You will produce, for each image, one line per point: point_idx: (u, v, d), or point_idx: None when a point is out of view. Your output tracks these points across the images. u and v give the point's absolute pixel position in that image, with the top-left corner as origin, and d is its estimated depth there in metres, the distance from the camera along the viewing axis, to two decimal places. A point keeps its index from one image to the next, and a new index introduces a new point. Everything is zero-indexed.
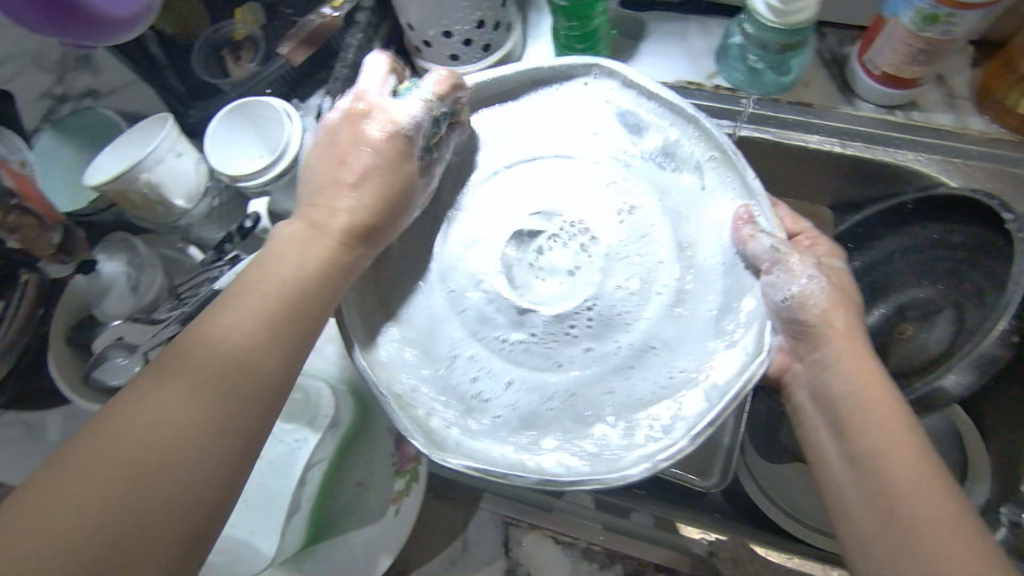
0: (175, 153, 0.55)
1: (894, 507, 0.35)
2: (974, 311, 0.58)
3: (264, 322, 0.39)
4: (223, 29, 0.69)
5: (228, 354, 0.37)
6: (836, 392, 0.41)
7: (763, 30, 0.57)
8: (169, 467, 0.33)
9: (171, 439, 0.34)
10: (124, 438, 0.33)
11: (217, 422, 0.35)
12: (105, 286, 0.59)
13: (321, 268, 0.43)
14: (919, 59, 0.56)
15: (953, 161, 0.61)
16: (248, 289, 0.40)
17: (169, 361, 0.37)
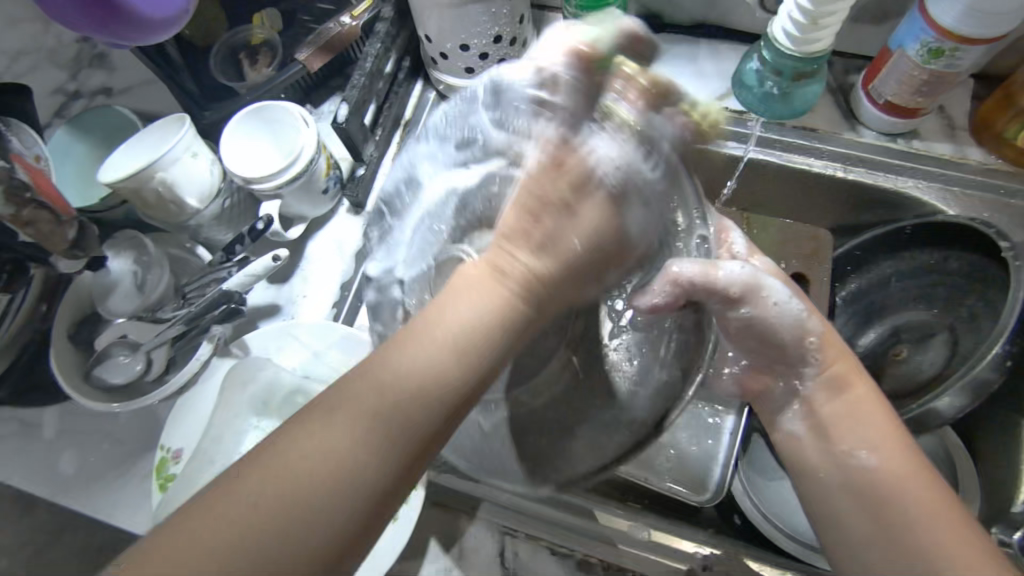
0: (191, 153, 0.55)
1: (892, 517, 0.39)
2: (966, 334, 0.60)
3: (435, 380, 0.34)
4: (241, 33, 0.71)
5: (394, 411, 0.34)
6: (823, 400, 0.44)
7: (781, 57, 0.60)
8: (326, 529, 0.32)
9: (297, 489, 0.32)
10: (293, 473, 0.32)
11: (367, 482, 0.33)
12: (111, 283, 0.59)
13: (490, 314, 0.35)
14: (923, 91, 0.58)
15: (951, 189, 0.63)
16: (430, 333, 0.35)
17: (346, 393, 0.34)
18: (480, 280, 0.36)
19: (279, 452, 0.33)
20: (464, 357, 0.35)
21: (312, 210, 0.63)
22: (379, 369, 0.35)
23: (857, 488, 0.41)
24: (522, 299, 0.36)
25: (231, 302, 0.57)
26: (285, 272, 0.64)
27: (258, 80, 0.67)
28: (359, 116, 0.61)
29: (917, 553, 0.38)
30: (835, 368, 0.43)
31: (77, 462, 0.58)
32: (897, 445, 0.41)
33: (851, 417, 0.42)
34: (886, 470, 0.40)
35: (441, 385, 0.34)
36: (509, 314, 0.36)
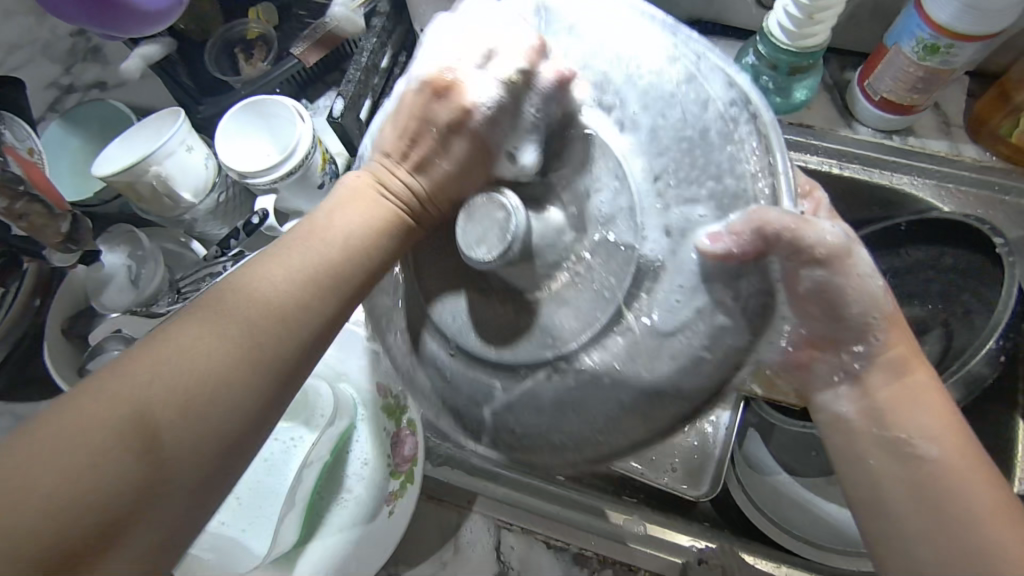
0: (186, 147, 0.55)
1: (952, 514, 0.35)
2: (962, 330, 0.60)
3: (306, 293, 0.35)
4: (236, 26, 0.70)
5: (268, 322, 0.33)
6: (880, 382, 0.38)
7: (778, 53, 0.59)
8: (199, 443, 0.31)
9: (176, 386, 0.31)
10: (151, 393, 0.31)
11: (238, 393, 0.32)
12: (106, 278, 0.58)
13: (375, 223, 0.38)
14: (919, 87, 0.58)
15: (946, 186, 0.63)
16: (296, 249, 0.36)
17: (215, 306, 0.33)
18: (359, 189, 0.39)
19: (158, 351, 0.32)
20: (347, 254, 0.37)
21: (307, 205, 0.62)
22: (248, 286, 0.34)
23: (915, 482, 0.36)
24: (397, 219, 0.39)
25: None
26: None
27: (253, 74, 0.67)
28: (356, 110, 0.61)
29: (977, 558, 0.34)
30: (896, 351, 0.38)
31: None
32: (955, 438, 0.36)
33: (909, 406, 0.37)
34: (948, 464, 0.36)
35: (308, 307, 0.35)
36: (391, 228, 0.38)
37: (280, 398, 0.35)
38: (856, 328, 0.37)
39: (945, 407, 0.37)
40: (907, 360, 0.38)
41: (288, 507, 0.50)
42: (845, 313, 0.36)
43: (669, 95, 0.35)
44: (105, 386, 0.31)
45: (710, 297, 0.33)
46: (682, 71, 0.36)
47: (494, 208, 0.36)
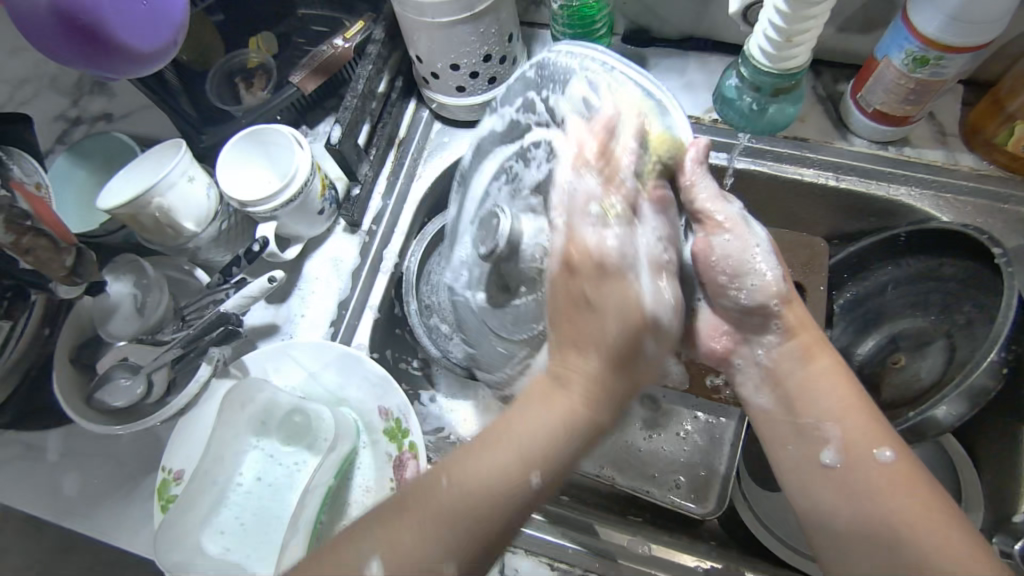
0: (187, 178, 0.56)
1: (870, 507, 0.41)
2: (964, 342, 0.59)
3: (514, 473, 0.39)
4: (237, 57, 0.73)
5: (483, 496, 0.39)
6: (788, 369, 0.46)
7: (758, 74, 0.61)
8: (479, 524, 0.38)
9: (454, 509, 0.38)
10: (450, 497, 0.39)
11: (501, 501, 0.39)
12: (112, 306, 0.59)
13: (580, 417, 0.40)
14: (910, 98, 0.58)
15: (944, 196, 0.63)
16: (522, 424, 0.40)
17: (451, 475, 0.40)
18: (566, 362, 0.42)
19: (435, 486, 0.40)
20: (565, 438, 0.40)
21: (308, 231, 0.63)
22: (464, 465, 0.40)
23: (833, 477, 0.43)
24: (603, 389, 0.41)
25: (229, 323, 0.57)
26: (283, 292, 0.64)
27: (254, 103, 0.69)
28: (353, 136, 0.63)
29: (893, 535, 0.39)
30: (800, 339, 0.46)
31: (81, 483, 0.58)
32: (862, 417, 0.43)
33: (813, 390, 0.45)
34: (847, 446, 0.43)
35: (516, 485, 0.39)
36: (586, 412, 0.40)
37: (532, 498, 0.40)
38: (763, 309, 0.46)
39: (859, 398, 0.44)
40: (812, 348, 0.46)
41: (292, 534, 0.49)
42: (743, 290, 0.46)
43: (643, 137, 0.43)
44: (418, 489, 0.40)
45: (635, 286, 0.40)
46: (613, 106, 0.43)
47: (488, 224, 0.48)
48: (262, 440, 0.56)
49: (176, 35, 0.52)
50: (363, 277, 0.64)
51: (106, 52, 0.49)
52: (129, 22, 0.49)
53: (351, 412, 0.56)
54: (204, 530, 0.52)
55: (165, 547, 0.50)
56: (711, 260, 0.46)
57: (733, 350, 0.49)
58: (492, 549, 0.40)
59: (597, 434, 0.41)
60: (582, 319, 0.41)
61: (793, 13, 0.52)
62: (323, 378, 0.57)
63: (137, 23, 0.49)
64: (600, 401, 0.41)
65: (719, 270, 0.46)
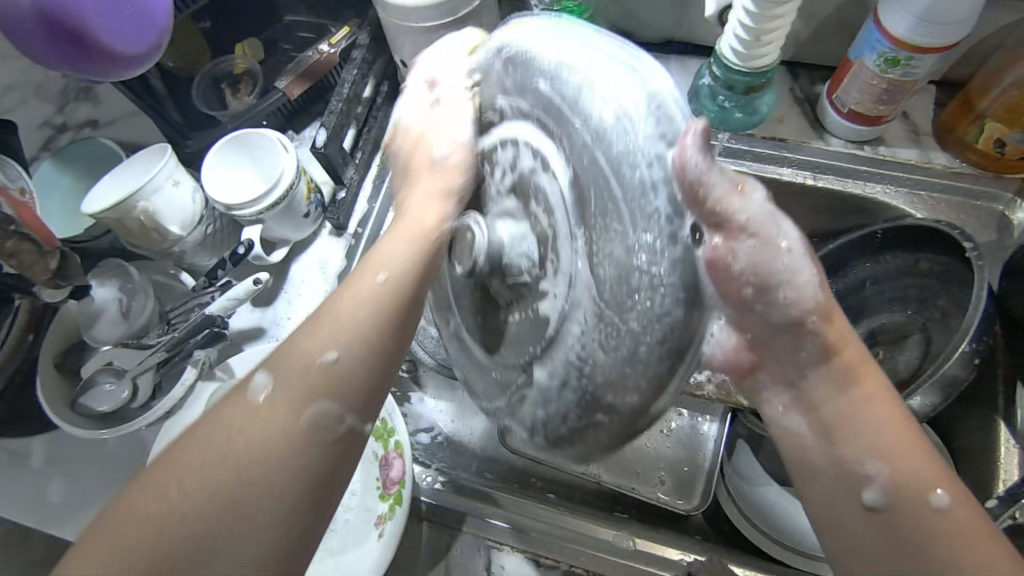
0: (172, 182, 0.57)
1: (936, 562, 0.34)
2: (939, 335, 0.60)
3: (366, 321, 0.40)
4: (223, 63, 0.73)
5: (342, 339, 0.39)
6: (824, 396, 0.38)
7: (730, 73, 0.62)
8: (348, 367, 0.38)
9: (315, 363, 0.38)
10: (302, 365, 0.38)
11: (363, 351, 0.39)
12: (97, 310, 0.59)
13: (423, 254, 0.44)
14: (884, 98, 0.60)
15: (918, 194, 0.64)
16: (354, 283, 0.42)
17: (293, 346, 0.39)
18: (394, 240, 0.45)
19: (286, 354, 0.39)
20: (405, 277, 0.42)
21: (293, 233, 0.64)
22: (321, 324, 0.40)
23: (888, 526, 0.36)
24: (434, 229, 0.45)
25: (215, 326, 0.57)
26: (269, 295, 0.65)
27: (240, 108, 0.69)
28: (338, 140, 0.63)
29: None
30: (846, 360, 0.38)
31: (67, 488, 0.58)
32: (911, 456, 0.37)
33: (856, 421, 0.37)
34: (898, 486, 0.36)
35: (376, 330, 0.40)
36: (412, 276, 0.43)
37: (396, 339, 0.41)
38: (797, 327, 0.36)
39: (907, 430, 0.38)
40: (858, 369, 0.38)
41: None
42: (773, 311, 0.35)
43: (599, 110, 0.31)
44: (271, 368, 0.38)
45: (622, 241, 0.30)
46: (610, 104, 0.31)
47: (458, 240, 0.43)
48: None
49: (159, 37, 0.53)
50: (350, 279, 0.65)
51: (88, 53, 0.49)
52: (112, 24, 0.49)
53: None
54: None
55: None
56: (733, 275, 0.32)
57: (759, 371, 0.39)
58: (373, 385, 0.39)
59: (436, 236, 0.45)
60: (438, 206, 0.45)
61: (760, 14, 0.53)
62: None
63: (121, 25, 0.50)
64: (434, 244, 0.44)
65: (741, 285, 0.33)
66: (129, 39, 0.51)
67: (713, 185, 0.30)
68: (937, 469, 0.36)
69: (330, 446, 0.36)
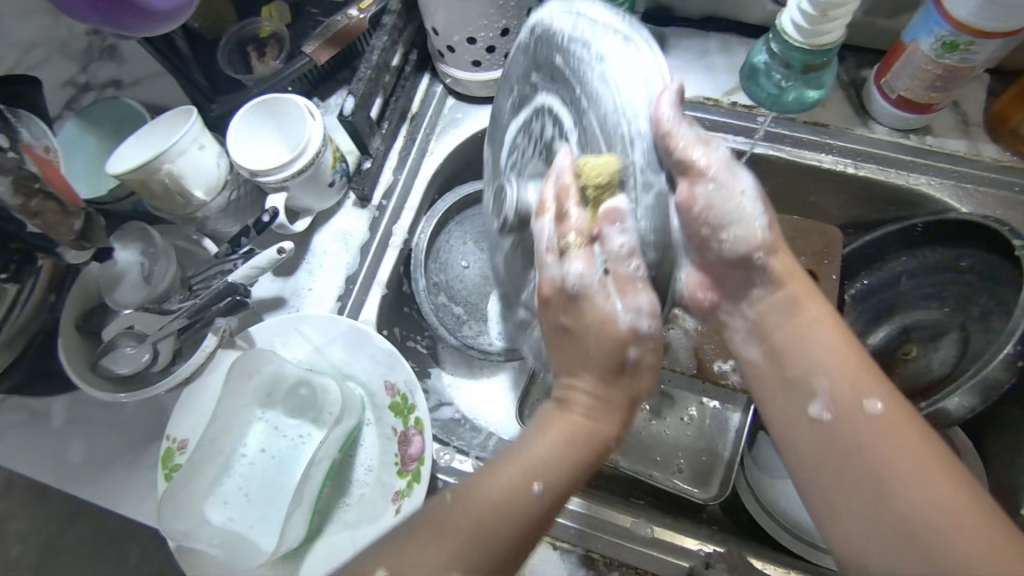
0: (198, 145, 0.55)
1: (864, 456, 0.38)
2: (978, 335, 0.58)
3: (506, 509, 0.37)
4: (249, 26, 0.72)
5: (479, 527, 0.36)
6: (775, 322, 0.44)
7: (790, 49, 0.59)
8: (484, 553, 0.36)
9: (455, 538, 0.36)
10: (444, 530, 0.36)
11: (496, 538, 0.37)
12: (119, 274, 0.59)
13: (572, 458, 0.40)
14: (936, 85, 0.57)
15: (965, 187, 0.62)
16: (503, 465, 0.39)
17: (435, 516, 0.37)
18: (550, 418, 0.42)
19: (430, 519, 0.37)
20: (563, 461, 0.40)
21: (317, 203, 0.62)
22: (462, 498, 0.38)
23: (825, 432, 0.40)
24: (589, 434, 0.41)
25: (237, 294, 0.57)
26: (291, 265, 0.64)
27: (266, 73, 0.68)
28: (366, 108, 0.61)
29: (881, 485, 0.37)
30: (789, 291, 0.44)
31: (86, 450, 0.58)
32: (851, 368, 0.41)
33: (802, 340, 0.43)
34: (836, 392, 0.40)
35: (512, 511, 0.37)
36: (567, 460, 0.40)
37: (526, 540, 0.38)
38: (746, 262, 0.43)
39: (856, 348, 0.42)
40: (800, 300, 0.44)
41: (295, 504, 0.49)
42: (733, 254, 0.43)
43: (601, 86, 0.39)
44: (414, 529, 0.37)
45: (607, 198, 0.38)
46: (608, 82, 0.38)
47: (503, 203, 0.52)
48: (267, 412, 0.56)
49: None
50: (373, 252, 0.64)
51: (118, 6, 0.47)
52: None
53: (358, 385, 0.56)
54: (208, 499, 0.52)
55: (168, 514, 0.49)
56: (694, 213, 0.40)
57: (718, 306, 0.48)
58: None
59: (603, 449, 0.42)
60: (579, 388, 0.41)
61: None
62: (329, 352, 0.57)
63: None
64: (592, 445, 0.41)
65: (702, 222, 0.41)
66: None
67: (682, 136, 0.37)
68: (881, 384, 0.40)
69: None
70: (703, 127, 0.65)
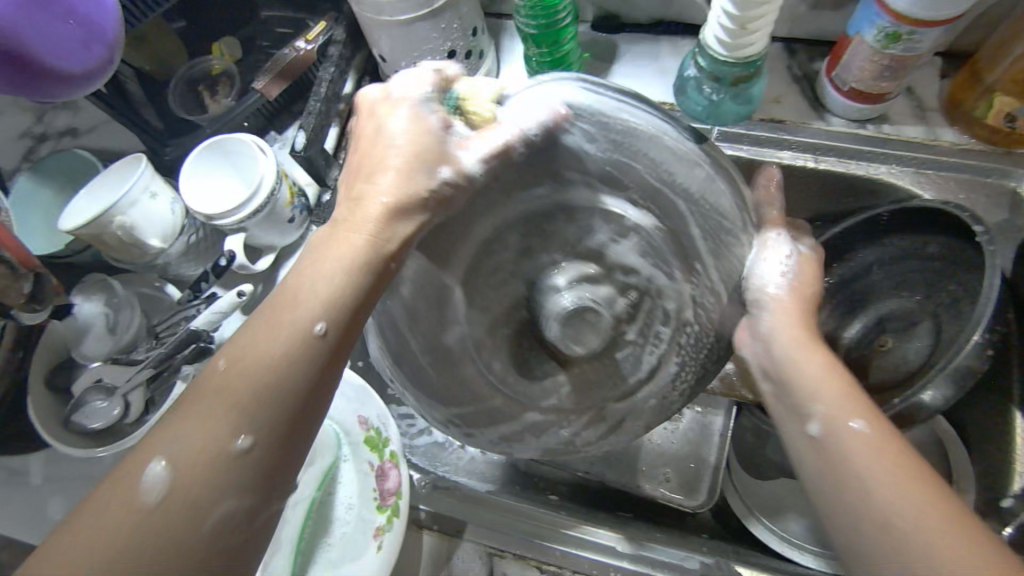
0: (149, 193, 0.55)
1: (846, 472, 0.36)
2: (950, 323, 0.58)
3: (284, 360, 0.35)
4: (200, 64, 0.71)
5: (264, 380, 0.34)
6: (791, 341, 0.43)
7: (717, 63, 0.59)
8: (273, 403, 0.34)
9: (233, 399, 0.34)
10: (223, 394, 0.34)
11: (285, 384, 0.35)
12: (83, 326, 0.58)
13: (357, 288, 0.38)
14: (885, 75, 0.57)
15: (925, 172, 0.62)
16: (272, 313, 0.37)
17: (203, 386, 0.35)
18: (327, 243, 0.39)
19: (202, 390, 0.35)
20: (348, 287, 0.37)
21: (279, 239, 0.62)
22: (236, 359, 0.35)
23: (822, 454, 0.38)
24: (366, 261, 0.38)
25: (200, 340, 0.56)
26: (258, 303, 0.63)
27: (220, 111, 0.68)
28: (319, 142, 0.61)
29: (862, 498, 0.35)
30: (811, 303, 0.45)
31: (66, 506, 0.58)
32: (835, 384, 0.40)
33: (797, 363, 0.41)
34: (830, 414, 0.38)
35: (299, 347, 0.36)
36: (350, 296, 0.37)
37: (321, 384, 0.36)
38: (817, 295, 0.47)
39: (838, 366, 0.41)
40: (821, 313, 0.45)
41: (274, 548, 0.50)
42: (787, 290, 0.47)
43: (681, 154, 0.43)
44: (183, 402, 0.35)
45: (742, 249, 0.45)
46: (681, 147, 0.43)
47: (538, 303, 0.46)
48: None
49: (109, 54, 0.47)
50: None
51: (23, 67, 0.43)
52: (57, 49, 0.44)
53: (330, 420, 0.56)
54: None
55: None
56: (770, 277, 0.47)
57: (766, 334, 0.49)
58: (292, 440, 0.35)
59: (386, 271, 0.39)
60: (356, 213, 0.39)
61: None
62: None
63: (66, 45, 0.44)
64: (377, 279, 0.39)
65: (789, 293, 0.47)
66: (77, 62, 0.45)
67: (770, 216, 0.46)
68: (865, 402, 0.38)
69: (238, 528, 0.32)
70: None
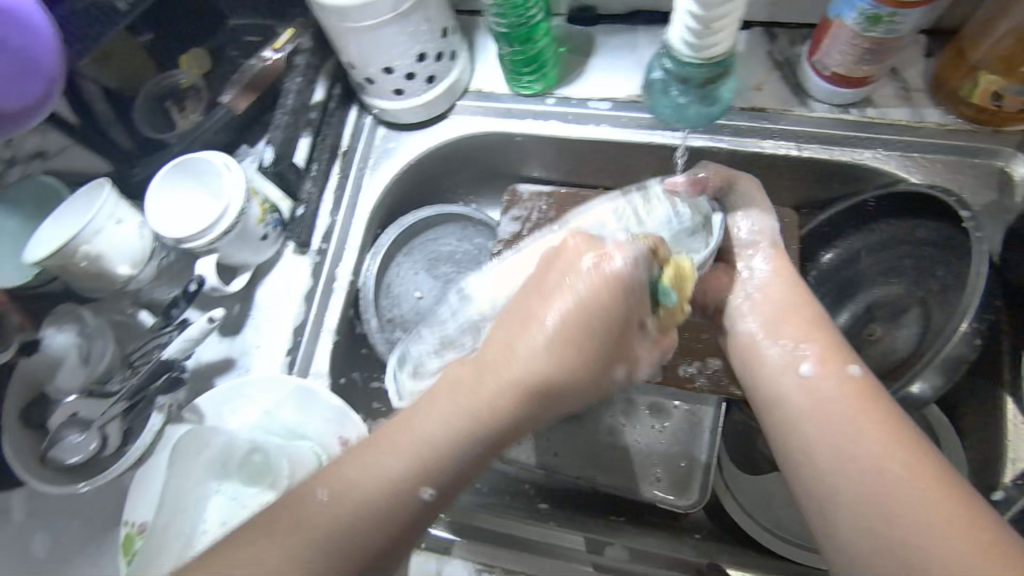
0: (116, 220, 0.54)
1: (848, 440, 0.42)
2: (939, 309, 0.57)
3: (387, 493, 0.40)
4: (166, 79, 0.69)
5: (367, 508, 0.40)
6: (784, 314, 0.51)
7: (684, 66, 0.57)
8: (377, 530, 0.40)
9: (343, 516, 0.39)
10: (339, 503, 0.39)
11: (388, 514, 0.40)
12: (57, 359, 0.57)
13: (457, 443, 0.42)
14: (867, 58, 0.55)
15: (911, 156, 0.60)
16: (387, 450, 0.42)
17: (314, 501, 0.40)
18: (440, 389, 0.44)
19: (317, 490, 0.40)
20: (459, 443, 0.42)
21: (253, 257, 0.60)
22: (347, 475, 0.41)
23: (815, 412, 0.44)
24: (465, 416, 0.42)
25: (173, 370, 0.56)
26: (237, 322, 0.62)
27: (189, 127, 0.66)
28: (288, 157, 0.62)
29: (860, 463, 0.40)
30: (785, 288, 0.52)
31: (51, 541, 0.57)
32: (834, 354, 0.47)
33: (791, 321, 0.50)
34: (822, 381, 0.45)
35: (401, 487, 0.41)
36: (445, 449, 0.42)
37: (418, 514, 0.41)
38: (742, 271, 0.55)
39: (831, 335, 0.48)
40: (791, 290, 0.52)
41: None
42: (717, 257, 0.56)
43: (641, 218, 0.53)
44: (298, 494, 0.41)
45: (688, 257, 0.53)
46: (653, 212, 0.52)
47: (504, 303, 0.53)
48: (222, 483, 0.53)
49: (50, 87, 0.50)
50: (318, 299, 0.62)
51: None
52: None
53: (310, 442, 0.55)
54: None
55: None
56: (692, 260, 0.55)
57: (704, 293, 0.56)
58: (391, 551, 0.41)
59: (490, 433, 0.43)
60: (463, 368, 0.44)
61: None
62: (279, 414, 0.56)
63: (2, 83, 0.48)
64: (478, 423, 0.42)
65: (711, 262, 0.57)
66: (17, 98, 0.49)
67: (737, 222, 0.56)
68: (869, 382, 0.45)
69: None
70: (640, 127, 0.65)
